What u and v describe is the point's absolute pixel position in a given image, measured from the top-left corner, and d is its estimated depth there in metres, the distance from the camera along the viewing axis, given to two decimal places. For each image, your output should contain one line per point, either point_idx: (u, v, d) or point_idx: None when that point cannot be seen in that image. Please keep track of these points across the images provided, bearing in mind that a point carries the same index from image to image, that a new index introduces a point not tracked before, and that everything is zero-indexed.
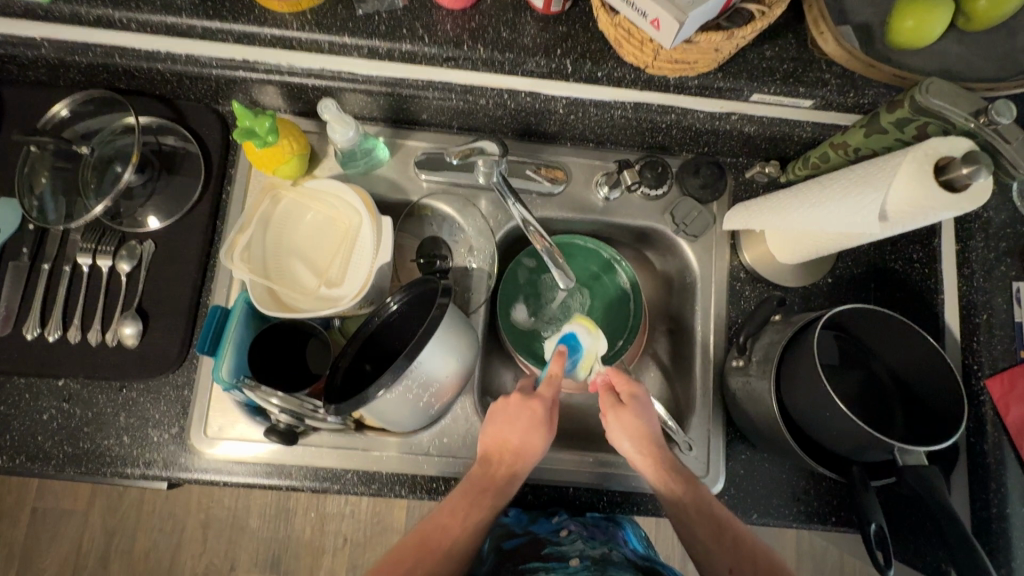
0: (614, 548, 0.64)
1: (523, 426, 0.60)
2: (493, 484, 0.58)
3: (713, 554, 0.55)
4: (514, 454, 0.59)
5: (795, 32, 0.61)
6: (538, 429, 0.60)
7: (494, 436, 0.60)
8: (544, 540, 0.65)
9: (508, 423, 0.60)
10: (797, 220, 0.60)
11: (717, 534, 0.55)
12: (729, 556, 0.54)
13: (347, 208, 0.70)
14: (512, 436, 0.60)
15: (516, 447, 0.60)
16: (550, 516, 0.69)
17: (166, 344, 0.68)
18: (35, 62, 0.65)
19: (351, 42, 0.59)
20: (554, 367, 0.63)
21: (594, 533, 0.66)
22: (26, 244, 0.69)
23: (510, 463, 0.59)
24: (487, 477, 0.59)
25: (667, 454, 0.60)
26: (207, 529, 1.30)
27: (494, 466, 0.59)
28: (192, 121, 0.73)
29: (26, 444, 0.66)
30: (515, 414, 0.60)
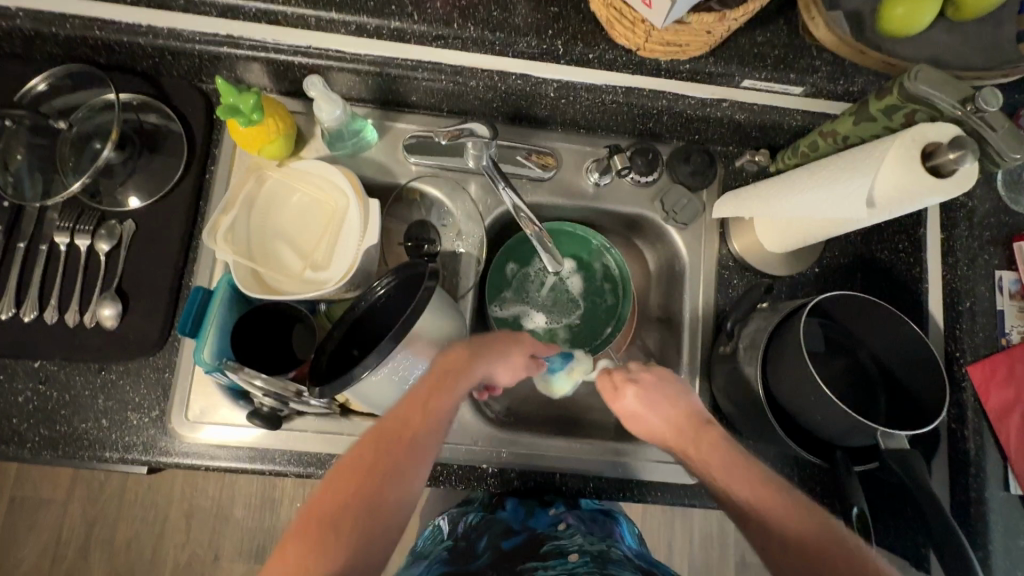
0: (611, 545, 0.65)
1: (481, 352, 0.58)
2: (453, 357, 0.56)
3: (754, 528, 0.51)
4: (462, 366, 0.56)
5: (787, 18, 0.60)
6: (490, 352, 0.58)
7: (448, 363, 0.56)
8: (543, 535, 0.66)
9: (465, 358, 0.56)
10: (784, 208, 0.60)
11: (762, 508, 0.51)
12: (769, 530, 0.50)
13: (333, 189, 0.68)
14: (463, 365, 0.56)
15: (467, 368, 0.56)
16: (546, 508, 0.70)
17: (147, 326, 0.66)
18: (10, 33, 0.63)
19: (339, 18, 0.57)
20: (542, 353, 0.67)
21: (591, 530, 0.67)
22: (1, 222, 0.67)
23: (453, 373, 0.55)
24: (448, 357, 0.56)
25: (711, 435, 0.57)
26: (190, 518, 1.29)
27: (452, 353, 0.56)
28: (176, 99, 0.71)
29: (1, 426, 0.64)
30: (475, 354, 0.57)
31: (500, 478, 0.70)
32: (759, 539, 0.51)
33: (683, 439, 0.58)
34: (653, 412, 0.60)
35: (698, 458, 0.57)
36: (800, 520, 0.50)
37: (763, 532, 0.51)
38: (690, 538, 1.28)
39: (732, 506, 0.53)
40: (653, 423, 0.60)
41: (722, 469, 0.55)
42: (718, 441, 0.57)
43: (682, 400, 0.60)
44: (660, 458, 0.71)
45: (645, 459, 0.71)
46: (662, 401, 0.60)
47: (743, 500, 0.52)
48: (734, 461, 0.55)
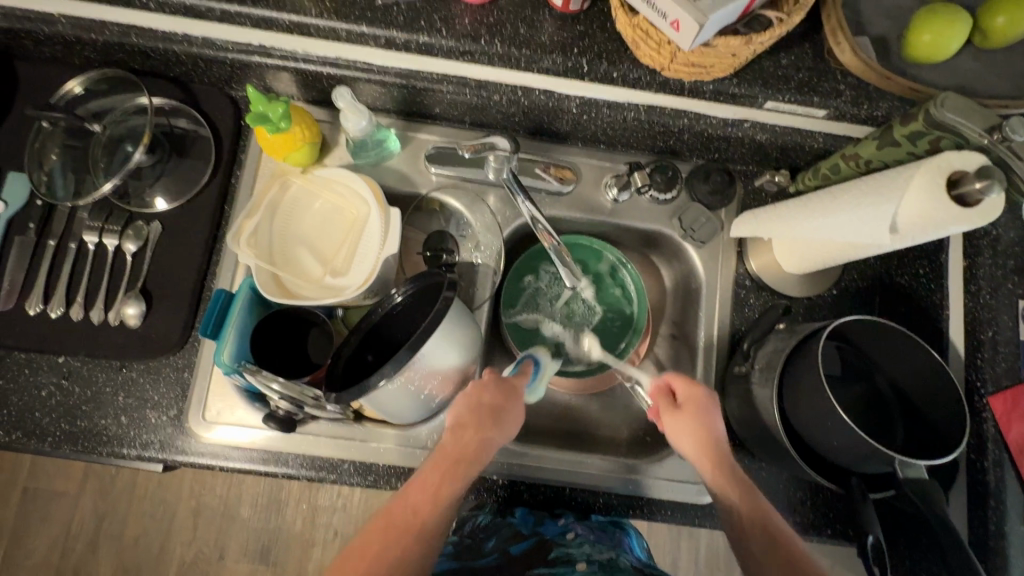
0: (621, 554, 0.63)
1: (497, 398, 0.60)
2: (479, 420, 0.59)
3: (761, 556, 0.54)
4: (485, 423, 0.58)
5: (812, 41, 0.60)
6: (507, 399, 0.60)
7: (473, 418, 0.59)
8: (551, 542, 0.64)
9: (490, 411, 0.59)
10: (804, 230, 0.59)
11: (772, 543, 0.54)
12: (777, 559, 0.53)
13: (356, 197, 0.69)
14: (487, 422, 0.58)
15: (493, 426, 0.59)
16: (556, 518, 0.68)
17: (169, 326, 0.68)
18: (52, 38, 0.65)
19: (369, 32, 0.58)
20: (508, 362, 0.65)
21: (601, 538, 0.65)
22: (33, 219, 0.69)
23: (480, 429, 0.58)
24: (475, 417, 0.59)
25: (734, 465, 0.60)
26: (197, 516, 1.30)
27: (480, 414, 0.59)
28: (206, 105, 0.73)
29: (24, 419, 0.66)
30: (498, 405, 0.59)
31: (510, 489, 0.71)
32: (766, 567, 0.53)
33: (713, 460, 0.59)
34: (692, 433, 0.61)
35: (718, 480, 0.59)
36: (803, 559, 0.53)
37: (771, 561, 0.53)
38: (696, 557, 1.26)
39: (742, 533, 0.56)
40: (688, 441, 0.61)
41: (742, 496, 0.57)
42: (738, 471, 0.59)
43: (717, 423, 0.62)
44: (671, 477, 0.71)
45: (656, 477, 0.70)
46: (701, 424, 0.61)
47: (756, 531, 0.55)
48: (750, 492, 0.58)
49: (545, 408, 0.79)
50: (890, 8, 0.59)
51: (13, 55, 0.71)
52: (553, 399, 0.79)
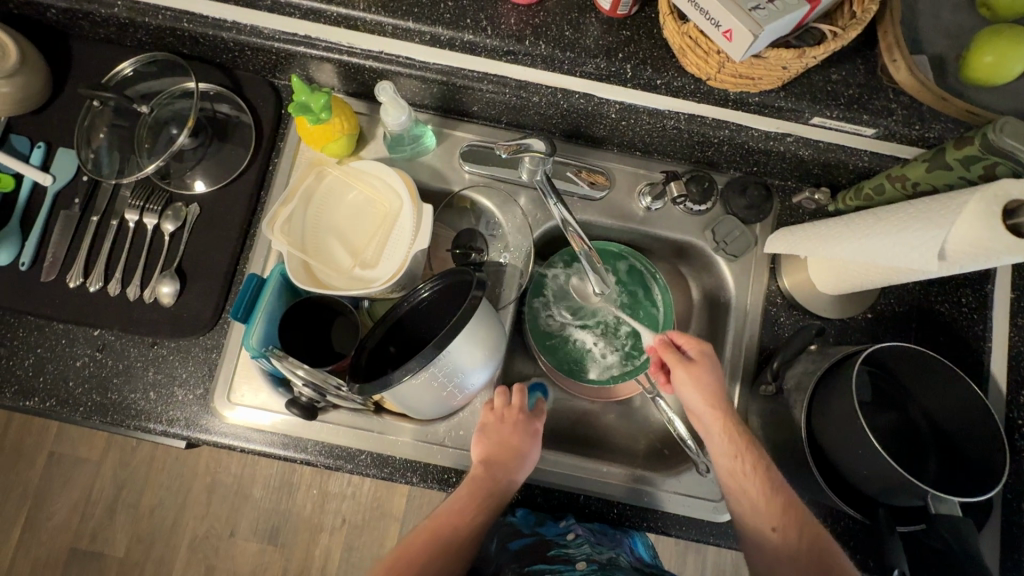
0: (620, 555, 0.64)
1: (526, 438, 0.65)
2: (500, 457, 0.63)
3: (757, 512, 0.57)
4: (515, 463, 0.64)
5: (865, 58, 0.59)
6: (534, 441, 0.66)
7: (494, 452, 0.63)
8: (551, 542, 0.64)
9: (506, 443, 0.64)
10: (845, 250, 0.58)
11: (767, 500, 0.57)
12: (772, 516, 0.56)
13: (389, 191, 0.70)
14: (507, 454, 0.63)
15: (513, 460, 0.64)
16: (558, 520, 0.68)
17: (200, 307, 0.69)
18: (107, 20, 0.67)
19: (415, 28, 0.59)
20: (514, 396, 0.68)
21: (601, 540, 0.65)
22: (79, 195, 0.71)
23: (510, 471, 0.63)
24: (497, 453, 0.63)
25: (737, 420, 0.60)
26: (211, 493, 1.33)
27: (500, 452, 0.64)
28: (249, 91, 0.74)
29: (58, 388, 0.68)
30: (514, 437, 0.65)
31: (524, 492, 0.70)
32: (760, 522, 0.57)
33: (718, 419, 0.59)
34: (700, 395, 0.60)
35: (720, 439, 0.59)
36: (796, 514, 0.56)
37: (766, 516, 0.56)
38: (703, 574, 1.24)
39: (739, 487, 0.58)
40: (695, 402, 0.60)
41: (743, 457, 0.58)
42: (739, 428, 0.59)
43: (721, 381, 0.61)
44: (688, 492, 0.69)
45: (672, 491, 0.69)
46: (708, 386, 0.60)
47: (753, 488, 0.57)
48: (749, 449, 0.59)
49: (563, 413, 0.79)
50: (951, 27, 0.57)
51: (69, 34, 0.73)
52: (572, 405, 0.79)
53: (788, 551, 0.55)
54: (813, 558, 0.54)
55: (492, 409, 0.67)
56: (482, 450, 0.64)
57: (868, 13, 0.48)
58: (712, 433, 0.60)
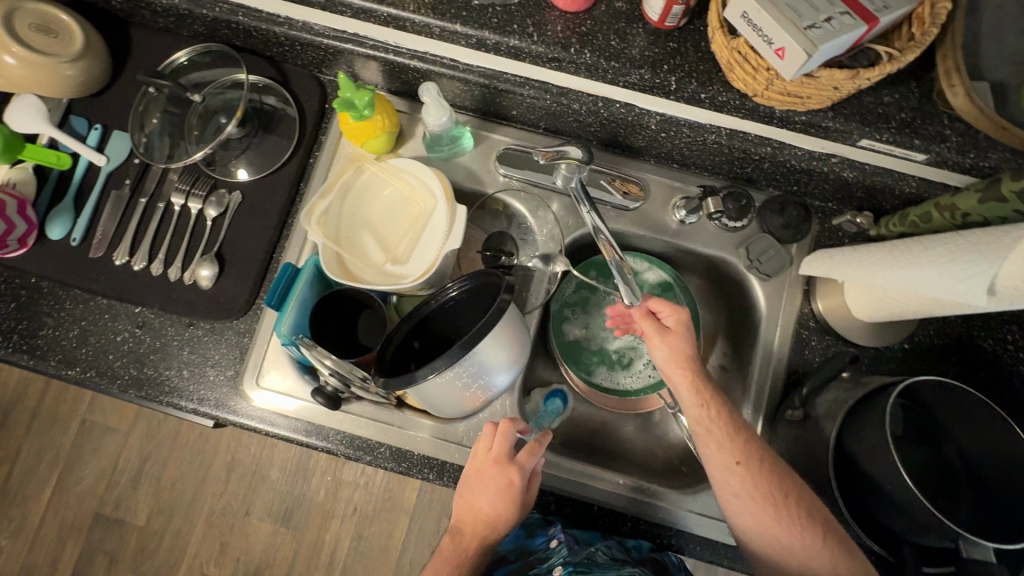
0: (601, 550, 0.63)
1: (497, 495, 0.58)
2: (474, 517, 0.59)
3: (721, 451, 0.56)
4: (487, 524, 0.59)
5: (920, 81, 0.57)
6: (508, 498, 0.58)
7: (469, 509, 0.59)
8: (536, 558, 0.66)
9: (482, 498, 0.59)
10: (885, 277, 0.56)
11: (730, 438, 0.56)
12: (734, 451, 0.56)
13: (424, 190, 0.71)
14: (483, 512, 0.59)
15: (489, 517, 0.59)
16: (546, 526, 0.69)
17: (236, 291, 0.71)
18: (167, 11, 0.70)
19: (462, 31, 0.59)
20: (499, 442, 0.60)
21: (582, 542, 0.65)
22: (129, 176, 0.74)
23: (484, 532, 0.59)
24: (473, 510, 0.59)
25: (703, 371, 0.59)
26: (230, 471, 1.37)
27: (474, 512, 0.59)
28: (296, 85, 0.76)
29: (99, 360, 0.71)
30: (490, 490, 0.59)
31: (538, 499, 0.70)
32: (724, 460, 0.56)
33: (686, 377, 0.58)
34: (666, 352, 0.60)
35: (686, 391, 0.58)
36: (757, 445, 0.56)
37: (729, 453, 0.56)
38: None
39: (705, 432, 0.57)
40: (666, 369, 0.60)
41: (709, 404, 0.57)
42: (705, 377, 0.59)
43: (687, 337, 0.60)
44: (705, 512, 0.68)
45: (688, 509, 0.68)
46: (674, 341, 0.60)
47: (718, 429, 0.56)
48: (714, 396, 0.58)
49: (582, 421, 0.78)
50: (1015, 53, 0.54)
51: (131, 22, 0.76)
52: (591, 414, 0.79)
53: (751, 481, 0.55)
54: (773, 480, 0.55)
55: (476, 455, 0.61)
56: (458, 505, 0.61)
57: (928, 36, 0.47)
58: (679, 387, 0.59)
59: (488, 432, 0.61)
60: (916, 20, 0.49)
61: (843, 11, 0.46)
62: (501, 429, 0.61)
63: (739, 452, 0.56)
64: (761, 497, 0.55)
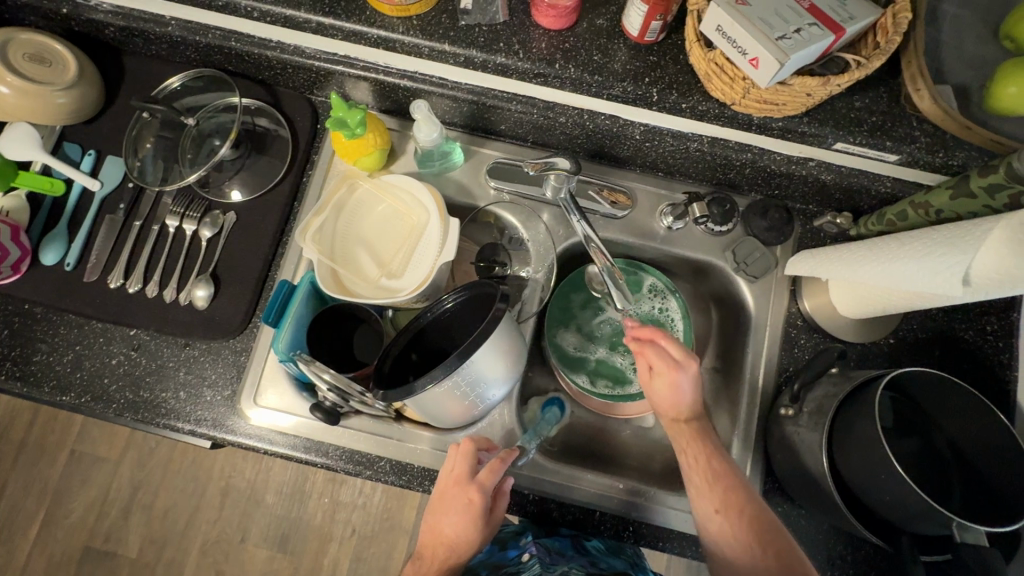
0: (574, 568, 0.67)
1: (459, 516, 0.59)
2: (436, 544, 0.60)
3: (702, 497, 0.57)
4: (449, 547, 0.59)
5: (888, 86, 0.60)
6: (470, 518, 0.59)
7: (432, 532, 0.60)
8: (508, 569, 0.69)
9: (444, 520, 0.59)
10: (867, 273, 0.58)
11: (710, 485, 0.56)
12: (714, 499, 0.56)
13: (418, 206, 0.72)
14: (444, 534, 0.59)
15: (451, 540, 0.59)
16: (518, 541, 0.74)
17: (232, 310, 0.71)
18: (160, 38, 0.72)
19: (450, 50, 0.61)
20: (460, 465, 0.60)
21: (556, 559, 0.68)
22: (124, 200, 0.75)
23: (445, 555, 0.60)
24: (435, 536, 0.60)
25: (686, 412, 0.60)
26: (225, 497, 1.35)
27: (434, 540, 0.60)
28: (287, 108, 0.78)
29: (93, 384, 0.70)
30: (453, 511, 0.59)
31: (539, 506, 0.69)
32: (704, 507, 0.56)
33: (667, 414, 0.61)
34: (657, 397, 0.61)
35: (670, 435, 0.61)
36: (740, 496, 0.55)
37: (709, 500, 0.56)
38: None
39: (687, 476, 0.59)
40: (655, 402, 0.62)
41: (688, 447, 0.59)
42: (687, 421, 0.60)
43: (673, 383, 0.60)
44: None
45: (689, 511, 0.69)
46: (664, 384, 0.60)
47: (697, 473, 0.57)
48: (695, 439, 0.59)
49: (579, 428, 0.79)
50: (974, 59, 0.58)
51: (123, 50, 0.78)
52: (589, 421, 0.80)
53: (734, 532, 0.54)
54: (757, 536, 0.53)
55: (441, 476, 0.61)
56: (422, 527, 0.61)
57: (892, 44, 0.50)
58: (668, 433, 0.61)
59: (450, 451, 0.62)
60: (881, 29, 0.52)
61: (811, 22, 0.48)
62: (461, 449, 0.61)
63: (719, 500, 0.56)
64: (744, 550, 0.53)
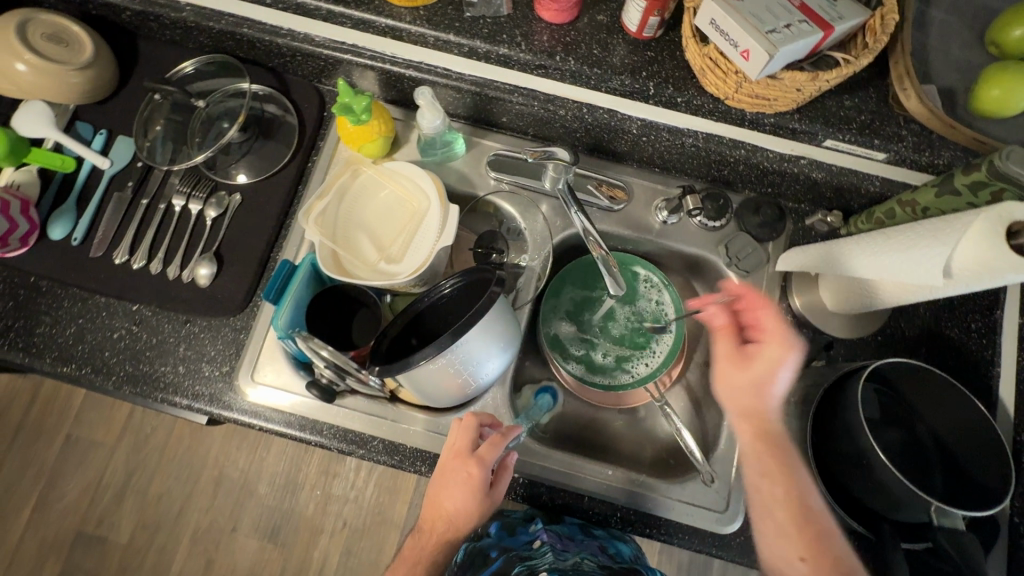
0: (584, 554, 0.71)
1: (458, 490, 0.60)
2: (438, 517, 0.62)
3: (770, 483, 0.57)
4: (449, 520, 0.61)
5: (877, 87, 0.62)
6: (469, 492, 0.60)
7: (433, 505, 0.62)
8: (519, 553, 0.73)
9: (444, 493, 0.61)
10: (854, 266, 0.59)
11: (780, 472, 0.57)
12: (782, 485, 0.57)
13: (419, 193, 0.74)
14: (445, 507, 0.61)
15: (451, 513, 0.61)
16: (528, 527, 0.78)
17: (234, 289, 0.73)
18: (175, 23, 0.74)
19: (454, 40, 0.64)
20: (461, 439, 0.62)
21: (566, 544, 0.72)
22: (132, 179, 0.77)
23: (446, 528, 0.61)
24: (437, 510, 0.62)
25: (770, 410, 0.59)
26: (217, 486, 1.35)
27: (436, 512, 0.62)
28: (295, 95, 0.80)
29: (94, 357, 0.72)
30: (453, 484, 0.61)
31: (529, 490, 0.70)
32: (770, 490, 0.57)
33: (749, 413, 0.59)
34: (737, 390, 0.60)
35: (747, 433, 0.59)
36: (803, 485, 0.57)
37: (775, 485, 0.57)
38: None
39: (755, 460, 0.58)
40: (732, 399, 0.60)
41: (766, 436, 0.58)
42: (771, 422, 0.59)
43: (761, 378, 0.59)
44: (692, 501, 0.69)
45: (676, 499, 0.69)
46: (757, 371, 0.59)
47: (767, 459, 0.58)
48: (775, 434, 0.59)
49: (572, 417, 0.80)
50: (959, 62, 0.60)
51: (138, 34, 0.80)
52: (581, 410, 0.81)
53: (794, 520, 0.56)
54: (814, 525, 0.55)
55: (444, 451, 0.63)
56: (426, 501, 0.63)
57: (879, 44, 0.52)
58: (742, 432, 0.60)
59: (454, 427, 0.64)
60: (869, 30, 0.54)
61: (801, 19, 0.50)
62: (464, 423, 0.63)
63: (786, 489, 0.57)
64: (800, 534, 0.55)
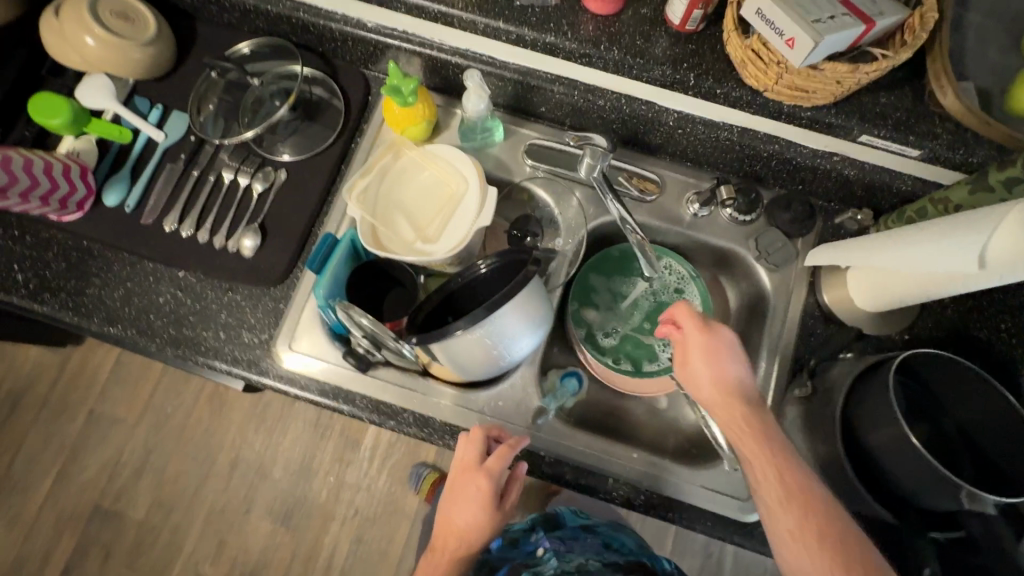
0: (590, 557, 0.72)
1: (471, 503, 0.62)
2: (450, 533, 0.63)
3: (785, 518, 0.51)
4: (463, 535, 0.62)
5: (913, 86, 0.64)
6: (482, 505, 0.62)
7: (445, 520, 0.63)
8: (524, 563, 0.73)
9: (457, 508, 0.62)
10: (888, 257, 0.60)
11: (805, 511, 0.51)
12: (803, 526, 0.51)
13: (457, 175, 0.76)
14: (457, 522, 0.62)
15: (464, 528, 0.62)
16: (530, 536, 0.78)
17: (276, 260, 0.76)
18: (235, 6, 0.78)
19: (504, 27, 0.66)
20: (470, 452, 0.63)
21: (570, 548, 0.74)
22: (184, 152, 0.80)
23: (459, 543, 0.63)
24: (450, 526, 0.63)
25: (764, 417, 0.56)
26: (234, 467, 1.37)
27: (449, 529, 0.63)
28: (342, 79, 0.83)
29: (139, 319, 0.74)
30: (466, 498, 0.62)
31: (555, 469, 0.71)
32: (793, 534, 0.51)
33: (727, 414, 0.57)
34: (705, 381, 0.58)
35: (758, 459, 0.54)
36: (840, 529, 0.50)
37: (798, 524, 0.51)
38: None
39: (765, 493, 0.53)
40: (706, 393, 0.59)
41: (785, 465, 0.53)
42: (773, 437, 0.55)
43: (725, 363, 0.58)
44: (716, 488, 0.70)
45: (700, 486, 0.70)
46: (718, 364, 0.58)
47: (792, 501, 0.52)
48: (788, 461, 0.53)
49: (596, 403, 0.81)
50: (995, 65, 0.62)
51: (195, 16, 0.84)
52: (605, 397, 0.82)
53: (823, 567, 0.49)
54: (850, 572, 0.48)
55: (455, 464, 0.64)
56: (438, 516, 0.64)
57: (918, 40, 0.54)
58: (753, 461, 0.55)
59: (462, 439, 0.65)
60: (908, 28, 0.56)
61: (843, 12, 0.53)
62: (473, 436, 0.63)
63: (809, 529, 0.51)
64: None
